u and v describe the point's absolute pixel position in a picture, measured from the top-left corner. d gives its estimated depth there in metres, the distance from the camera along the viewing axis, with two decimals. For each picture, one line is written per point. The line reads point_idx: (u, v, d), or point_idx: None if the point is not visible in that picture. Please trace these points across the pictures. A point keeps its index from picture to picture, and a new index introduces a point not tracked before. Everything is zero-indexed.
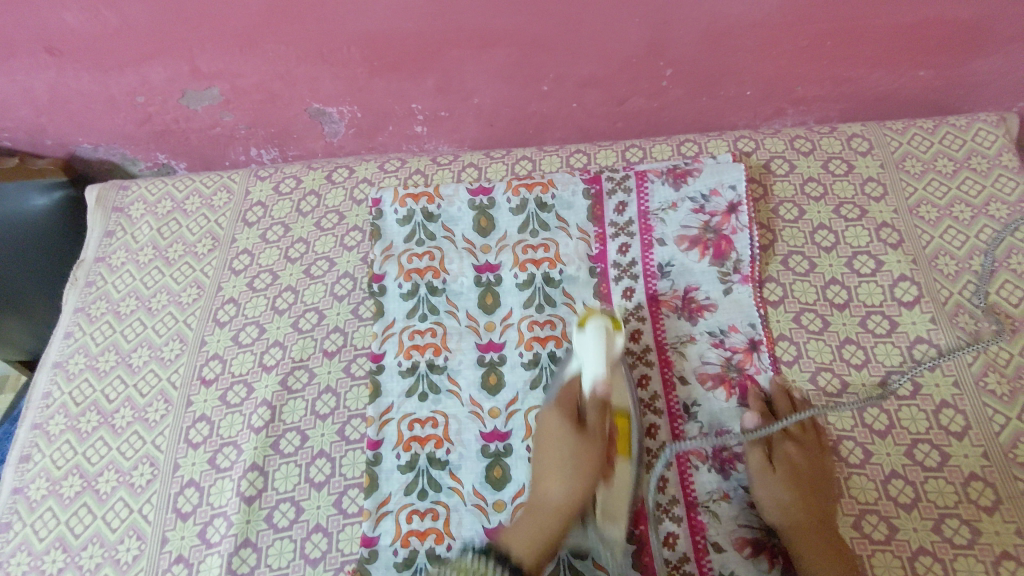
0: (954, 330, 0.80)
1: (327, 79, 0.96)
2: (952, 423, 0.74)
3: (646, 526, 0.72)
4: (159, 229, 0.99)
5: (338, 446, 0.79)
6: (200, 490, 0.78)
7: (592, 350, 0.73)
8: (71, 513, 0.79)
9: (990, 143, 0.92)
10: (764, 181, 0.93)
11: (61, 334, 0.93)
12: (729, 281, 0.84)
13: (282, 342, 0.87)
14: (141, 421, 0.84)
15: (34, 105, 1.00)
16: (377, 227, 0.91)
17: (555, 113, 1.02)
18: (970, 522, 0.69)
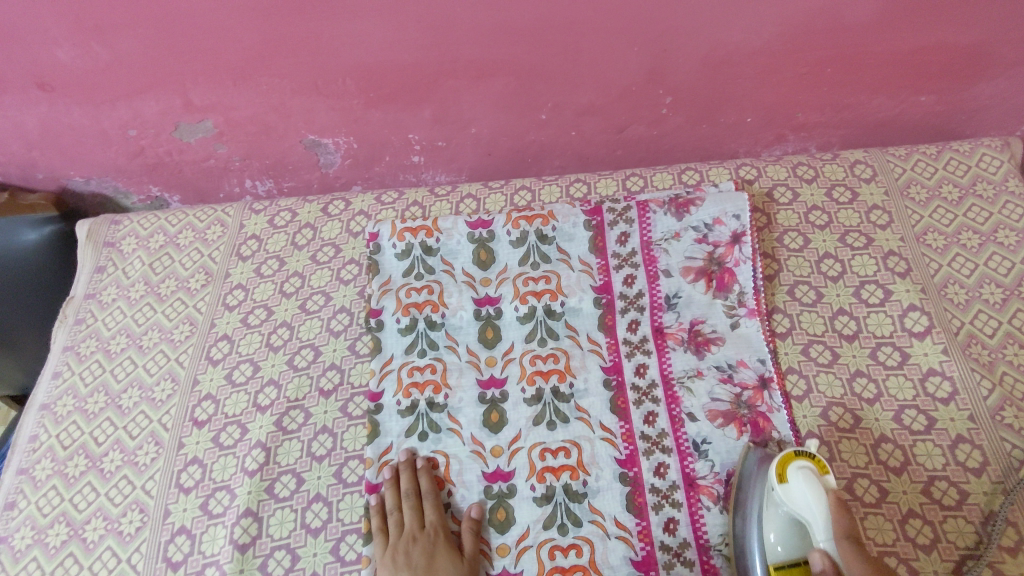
0: (967, 361, 0.78)
1: (323, 111, 0.95)
2: (970, 459, 0.72)
3: (657, 571, 0.70)
4: (151, 264, 0.97)
5: (335, 489, 0.77)
6: (192, 537, 0.75)
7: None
8: (57, 564, 0.76)
9: (995, 169, 0.91)
10: (767, 210, 0.91)
11: (50, 374, 0.91)
12: (735, 315, 0.82)
13: (277, 381, 0.84)
14: (131, 465, 0.81)
15: (24, 139, 0.99)
16: (374, 261, 0.89)
17: (554, 142, 1.00)
18: (992, 564, 0.66)
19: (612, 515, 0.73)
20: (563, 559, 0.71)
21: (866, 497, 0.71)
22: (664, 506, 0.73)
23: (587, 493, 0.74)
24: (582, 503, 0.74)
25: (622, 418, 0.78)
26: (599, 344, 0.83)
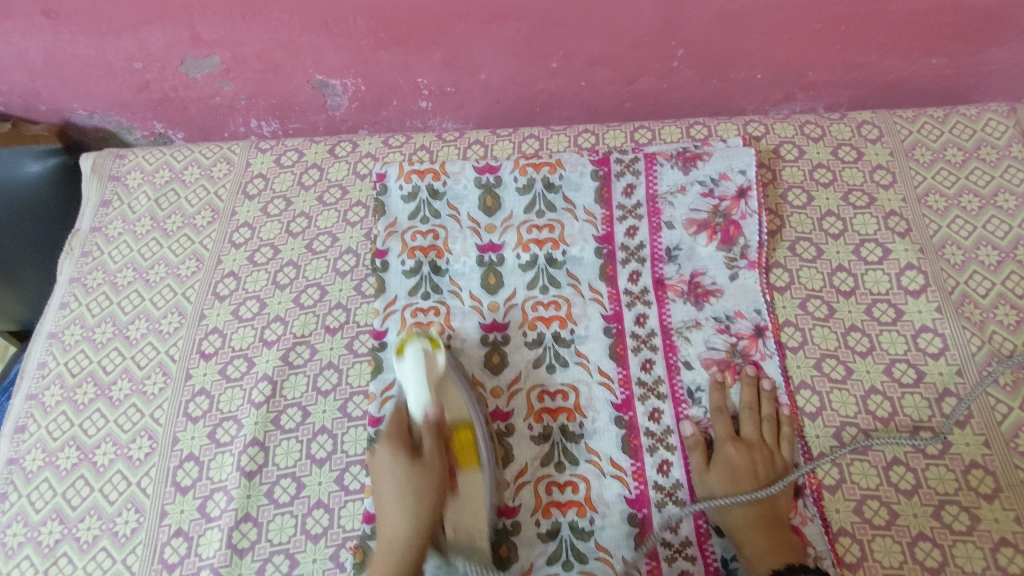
0: (960, 319, 0.80)
1: (332, 50, 0.94)
2: (955, 412, 0.75)
3: (649, 509, 0.72)
4: (157, 199, 0.97)
5: (340, 423, 0.79)
6: (200, 464, 0.78)
7: (409, 368, 0.72)
8: (68, 485, 0.78)
9: (1000, 134, 0.91)
10: (773, 165, 0.92)
11: (56, 304, 0.91)
12: (735, 266, 0.83)
13: (284, 317, 0.86)
14: (139, 394, 0.83)
15: (28, 68, 0.97)
16: (381, 203, 0.90)
17: (562, 92, 1.00)
18: (968, 509, 0.70)
19: (608, 455, 0.75)
20: (559, 495, 0.74)
21: (850, 443, 0.74)
22: (658, 449, 0.75)
23: (584, 434, 0.77)
24: (578, 444, 0.76)
25: (620, 364, 0.80)
26: (600, 293, 0.84)
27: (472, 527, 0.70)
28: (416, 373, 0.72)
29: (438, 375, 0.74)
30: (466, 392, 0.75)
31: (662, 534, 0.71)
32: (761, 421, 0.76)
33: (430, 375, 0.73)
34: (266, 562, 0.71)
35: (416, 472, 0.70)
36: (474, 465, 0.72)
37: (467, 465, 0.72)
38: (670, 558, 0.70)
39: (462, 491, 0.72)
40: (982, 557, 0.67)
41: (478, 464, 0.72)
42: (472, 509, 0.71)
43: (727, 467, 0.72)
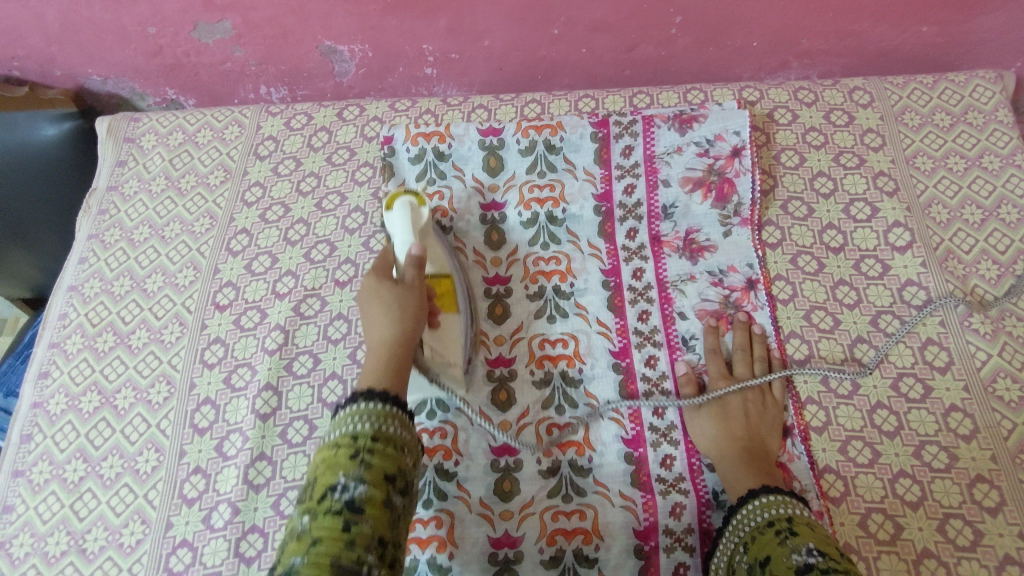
0: (943, 273, 0.83)
1: (340, 16, 0.97)
2: (937, 359, 0.78)
3: (645, 448, 0.76)
4: (171, 160, 1.01)
5: (350, 369, 0.82)
6: (216, 407, 0.81)
7: (397, 221, 0.75)
8: (90, 427, 0.82)
9: (987, 100, 0.94)
10: (767, 129, 0.95)
11: (76, 259, 0.95)
12: (729, 224, 0.87)
13: (295, 272, 0.89)
14: (157, 342, 0.87)
15: (45, 33, 1.00)
16: (388, 164, 0.93)
17: (564, 59, 1.03)
18: (948, 448, 0.73)
19: (606, 399, 0.79)
20: (559, 435, 0.78)
21: (837, 387, 0.78)
22: (654, 393, 0.79)
23: (583, 379, 0.81)
24: (577, 388, 0.80)
25: (618, 315, 0.84)
26: (599, 249, 0.88)
27: (445, 396, 0.76)
28: (402, 219, 0.74)
29: (422, 226, 0.77)
30: (443, 250, 0.80)
31: (657, 471, 0.75)
32: (754, 363, 0.79)
33: (415, 223, 0.75)
34: (280, 497, 0.75)
35: (401, 291, 0.68)
36: (452, 310, 0.78)
37: (447, 308, 0.77)
38: (664, 492, 0.74)
39: (441, 325, 0.77)
40: (959, 492, 0.71)
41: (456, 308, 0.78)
42: (449, 343, 0.77)
43: (719, 407, 0.76)
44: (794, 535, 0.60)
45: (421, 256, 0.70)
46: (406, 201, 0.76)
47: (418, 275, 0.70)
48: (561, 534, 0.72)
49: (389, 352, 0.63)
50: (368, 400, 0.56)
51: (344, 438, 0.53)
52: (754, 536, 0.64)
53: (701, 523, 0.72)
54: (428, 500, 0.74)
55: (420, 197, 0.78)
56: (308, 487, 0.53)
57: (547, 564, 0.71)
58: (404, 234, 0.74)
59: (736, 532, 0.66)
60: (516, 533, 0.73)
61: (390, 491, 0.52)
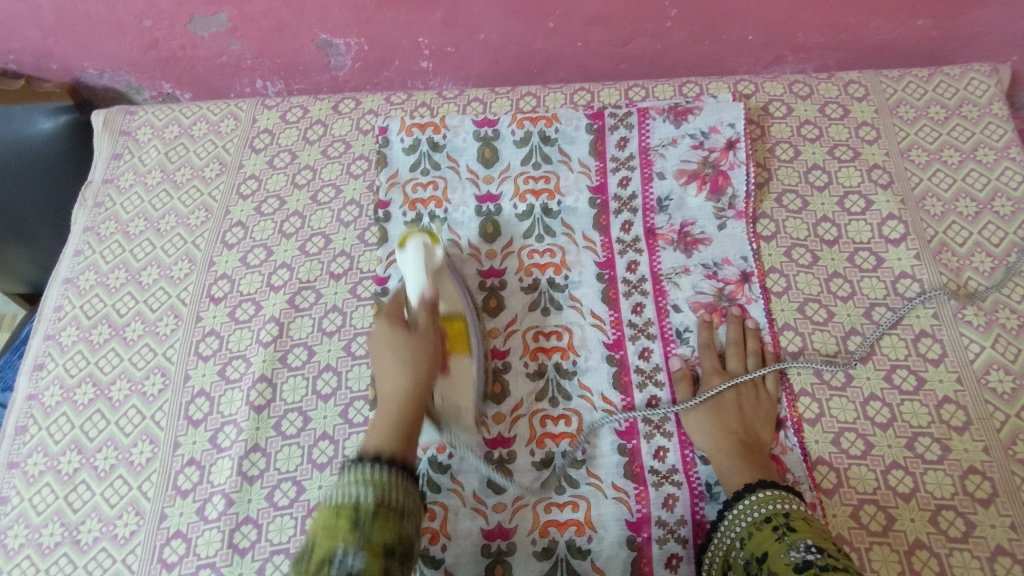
0: (937, 266, 0.83)
1: (335, 9, 0.97)
2: (930, 351, 0.78)
3: (638, 440, 0.76)
4: (167, 152, 1.01)
5: (344, 361, 0.82)
6: (210, 399, 0.81)
7: (410, 264, 0.76)
8: (85, 418, 0.82)
9: (982, 93, 0.94)
10: (762, 122, 0.96)
11: (71, 252, 0.95)
12: (724, 216, 0.87)
13: (290, 264, 0.89)
14: (152, 334, 0.87)
15: (41, 25, 1.00)
16: (383, 155, 0.94)
17: (560, 52, 1.03)
18: (941, 440, 0.73)
19: (599, 391, 0.79)
20: (552, 427, 0.78)
21: (830, 380, 0.78)
22: (647, 385, 0.79)
23: (577, 371, 0.81)
24: (571, 380, 0.80)
25: (612, 307, 0.84)
26: (594, 242, 0.88)
27: (459, 400, 0.75)
28: (414, 263, 0.75)
29: (437, 267, 0.78)
30: (458, 286, 0.80)
31: (650, 462, 0.75)
32: (747, 357, 0.79)
33: (428, 264, 0.76)
34: (274, 488, 0.75)
35: (413, 339, 0.68)
36: (465, 352, 0.77)
37: (459, 351, 0.76)
38: (657, 483, 0.74)
39: (452, 371, 0.75)
40: (952, 483, 0.71)
41: (467, 351, 0.77)
42: (458, 389, 0.75)
43: (715, 403, 0.76)
44: (792, 531, 0.61)
45: (432, 301, 0.72)
46: (419, 240, 0.77)
47: (430, 319, 0.70)
48: (553, 526, 0.72)
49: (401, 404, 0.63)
50: (374, 466, 0.53)
51: (345, 505, 0.50)
52: (752, 532, 0.64)
53: (694, 515, 0.72)
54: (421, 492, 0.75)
55: (434, 235, 0.79)
56: (305, 550, 0.49)
57: (540, 556, 0.71)
58: (417, 279, 0.75)
59: (733, 526, 0.66)
60: (509, 525, 0.73)
61: (390, 561, 0.48)
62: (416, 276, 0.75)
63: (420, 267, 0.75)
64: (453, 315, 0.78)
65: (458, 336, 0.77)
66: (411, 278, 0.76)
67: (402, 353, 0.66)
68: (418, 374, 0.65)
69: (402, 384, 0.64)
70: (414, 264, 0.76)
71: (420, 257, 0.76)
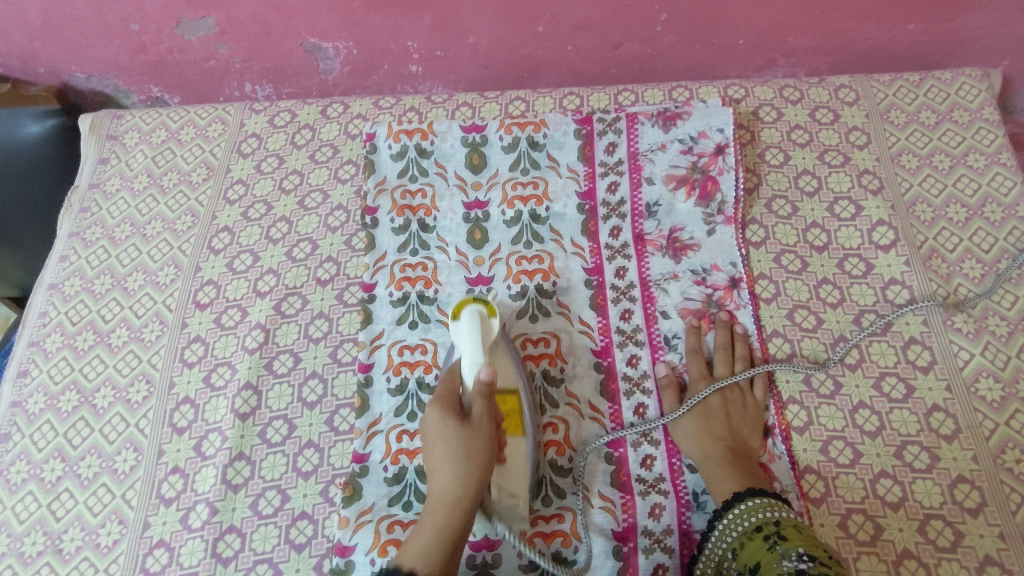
0: (927, 272, 0.83)
1: (323, 13, 0.96)
2: (919, 358, 0.78)
3: (625, 448, 0.76)
4: (154, 157, 1.00)
5: (331, 368, 0.82)
6: (195, 406, 0.81)
7: (466, 337, 0.73)
8: (69, 426, 0.81)
9: (973, 98, 0.94)
10: (752, 127, 0.95)
11: (57, 257, 0.94)
12: (713, 222, 0.86)
13: (276, 270, 0.89)
14: (137, 341, 0.86)
15: (28, 29, 1.00)
16: (371, 161, 0.93)
17: (549, 56, 1.03)
18: (930, 448, 0.73)
19: (587, 399, 0.79)
20: (540, 436, 0.77)
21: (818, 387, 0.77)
22: (635, 393, 0.79)
23: (565, 379, 0.80)
24: (559, 387, 0.80)
25: (600, 314, 0.83)
26: (582, 247, 0.87)
27: (514, 488, 0.71)
28: (471, 335, 0.72)
29: (493, 341, 0.75)
30: (514, 359, 0.77)
31: (637, 471, 0.74)
32: (736, 362, 0.79)
33: (485, 339, 0.73)
34: (259, 497, 0.75)
35: (466, 433, 0.66)
36: (519, 433, 0.73)
37: (514, 432, 0.73)
38: (644, 492, 0.73)
39: (507, 456, 0.72)
40: (940, 492, 0.71)
41: (523, 432, 0.73)
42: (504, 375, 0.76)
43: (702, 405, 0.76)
44: (782, 539, 0.60)
45: (489, 382, 0.69)
46: (475, 309, 0.75)
47: (486, 402, 0.68)
48: (539, 535, 0.72)
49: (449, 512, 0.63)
50: None
51: None
52: (743, 541, 0.64)
53: (681, 524, 0.71)
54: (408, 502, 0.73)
55: (490, 306, 0.76)
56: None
57: (526, 567, 0.71)
58: (474, 352, 0.72)
59: (723, 535, 0.66)
60: (495, 535, 0.72)
61: None
62: (471, 351, 0.72)
63: (474, 338, 0.72)
64: (508, 387, 0.75)
65: (513, 416, 0.74)
66: (465, 348, 0.72)
67: (451, 447, 0.66)
68: (461, 471, 0.64)
69: (452, 488, 0.64)
70: (469, 338, 0.73)
71: (475, 331, 0.73)
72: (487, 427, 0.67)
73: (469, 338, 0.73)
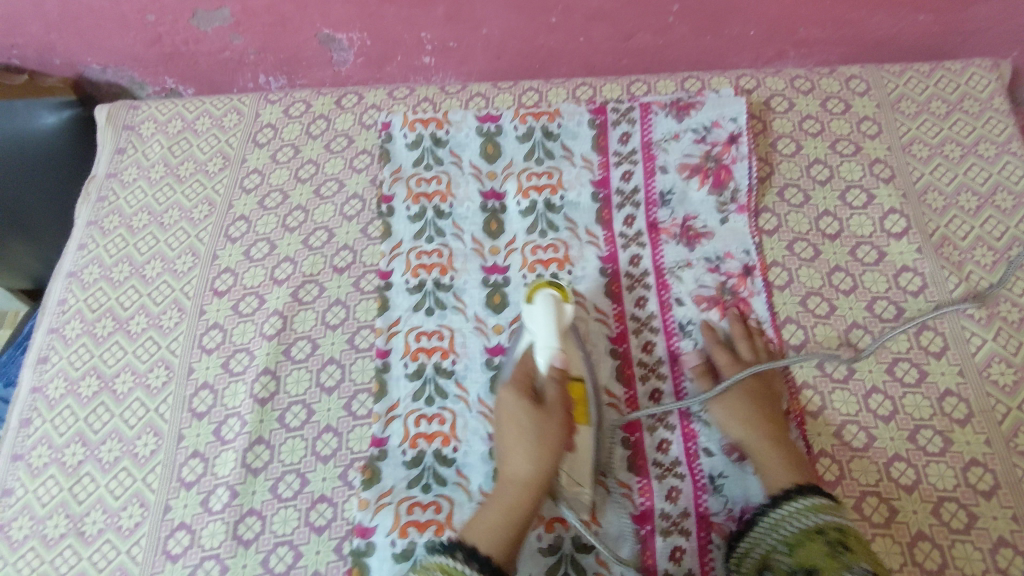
0: (939, 259, 0.83)
1: (338, 4, 0.97)
2: (932, 344, 0.78)
3: (641, 433, 0.77)
4: (170, 147, 1.01)
5: (348, 354, 0.83)
6: (214, 392, 0.82)
7: (541, 323, 0.71)
8: (89, 411, 0.82)
9: (983, 87, 0.95)
10: (764, 117, 0.96)
11: (75, 245, 0.95)
12: (727, 210, 0.87)
13: (293, 258, 0.90)
14: (156, 327, 0.87)
15: (45, 20, 1.01)
16: (386, 150, 0.94)
17: (562, 47, 1.03)
18: (943, 432, 0.74)
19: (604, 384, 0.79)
20: None
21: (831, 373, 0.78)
22: (650, 378, 0.80)
23: None
24: None
25: (615, 301, 0.84)
26: (597, 236, 0.88)
27: (580, 479, 0.72)
28: (547, 320, 0.71)
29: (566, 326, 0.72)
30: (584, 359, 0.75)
31: (653, 455, 0.75)
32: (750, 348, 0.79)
33: (558, 324, 0.71)
34: (279, 480, 0.75)
35: (540, 416, 0.68)
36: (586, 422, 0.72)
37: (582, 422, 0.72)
38: (661, 476, 0.74)
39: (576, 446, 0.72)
40: (954, 476, 0.71)
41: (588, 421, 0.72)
42: (583, 464, 0.72)
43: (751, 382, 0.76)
44: (847, 550, 0.60)
45: (562, 370, 0.70)
46: (548, 292, 0.73)
47: (559, 390, 0.69)
48: (559, 519, 0.73)
49: (523, 495, 0.66)
50: None
51: None
52: (801, 539, 0.64)
53: (698, 507, 0.72)
54: (427, 484, 0.74)
55: (565, 290, 0.74)
56: None
57: (545, 551, 0.72)
58: (549, 337, 0.70)
59: (774, 529, 0.66)
60: None
61: None
62: (545, 329, 0.71)
63: (549, 327, 0.71)
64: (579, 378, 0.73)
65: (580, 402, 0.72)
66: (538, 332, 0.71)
67: (524, 429, 0.68)
68: (536, 455, 0.67)
69: (528, 469, 0.67)
70: (544, 326, 0.71)
71: (550, 317, 0.71)
72: (557, 417, 0.68)
73: (543, 325, 0.71)
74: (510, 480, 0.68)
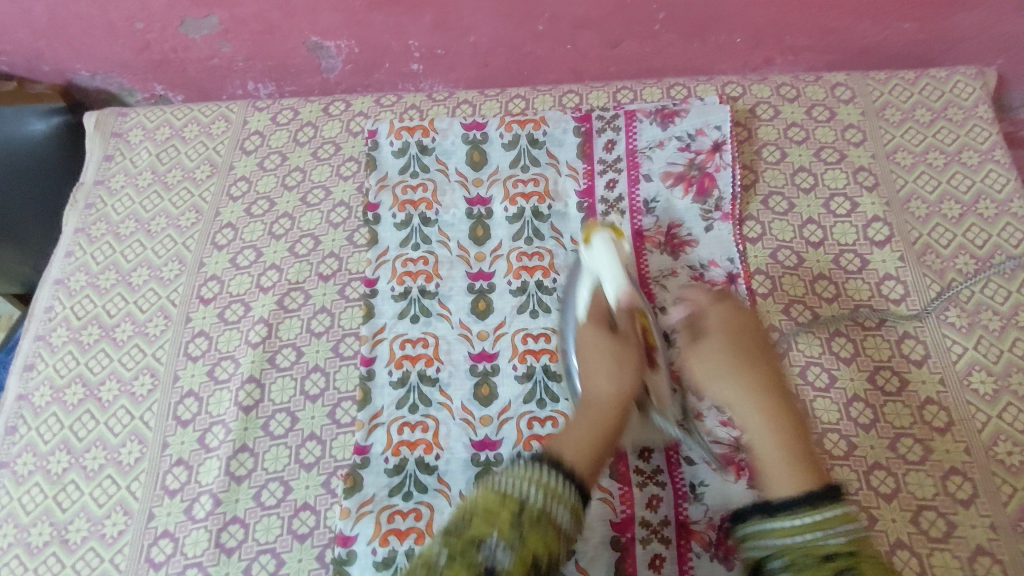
0: (921, 267, 0.84)
1: (326, 11, 0.97)
2: (913, 352, 0.79)
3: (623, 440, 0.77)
4: (158, 154, 1.01)
5: (332, 362, 0.83)
6: (199, 400, 0.82)
7: (603, 262, 0.80)
8: (74, 419, 0.82)
9: (967, 95, 0.95)
10: (749, 125, 0.96)
11: (62, 253, 0.95)
12: (711, 218, 0.87)
13: (279, 265, 0.90)
14: (142, 335, 0.87)
15: (34, 27, 1.01)
16: (373, 158, 0.95)
17: (549, 54, 1.04)
18: (923, 441, 0.74)
19: None
20: (539, 429, 0.77)
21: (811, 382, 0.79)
22: None
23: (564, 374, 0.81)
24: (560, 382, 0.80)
25: None
26: None
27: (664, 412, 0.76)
28: (608, 260, 0.79)
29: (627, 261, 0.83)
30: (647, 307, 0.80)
31: (635, 462, 0.76)
32: None
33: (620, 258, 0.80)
34: (262, 488, 0.76)
35: (615, 341, 0.75)
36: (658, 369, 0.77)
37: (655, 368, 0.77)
38: (642, 484, 0.75)
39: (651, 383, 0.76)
40: (934, 484, 0.72)
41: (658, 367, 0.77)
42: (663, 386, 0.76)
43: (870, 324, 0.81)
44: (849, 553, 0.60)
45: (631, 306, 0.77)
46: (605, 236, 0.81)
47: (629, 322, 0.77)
48: None
49: (605, 411, 0.71)
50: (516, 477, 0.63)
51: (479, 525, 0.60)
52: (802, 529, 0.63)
53: (679, 515, 0.73)
54: (408, 492, 0.74)
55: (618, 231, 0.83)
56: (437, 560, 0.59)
57: None
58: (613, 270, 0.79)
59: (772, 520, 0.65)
60: None
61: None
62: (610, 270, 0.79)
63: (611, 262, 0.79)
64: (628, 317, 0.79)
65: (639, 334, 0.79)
66: (602, 269, 0.79)
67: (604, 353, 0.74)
68: (619, 375, 0.73)
69: (608, 386, 0.72)
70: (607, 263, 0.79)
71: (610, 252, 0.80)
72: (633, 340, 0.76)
73: (606, 262, 0.79)
74: (592, 397, 0.72)
